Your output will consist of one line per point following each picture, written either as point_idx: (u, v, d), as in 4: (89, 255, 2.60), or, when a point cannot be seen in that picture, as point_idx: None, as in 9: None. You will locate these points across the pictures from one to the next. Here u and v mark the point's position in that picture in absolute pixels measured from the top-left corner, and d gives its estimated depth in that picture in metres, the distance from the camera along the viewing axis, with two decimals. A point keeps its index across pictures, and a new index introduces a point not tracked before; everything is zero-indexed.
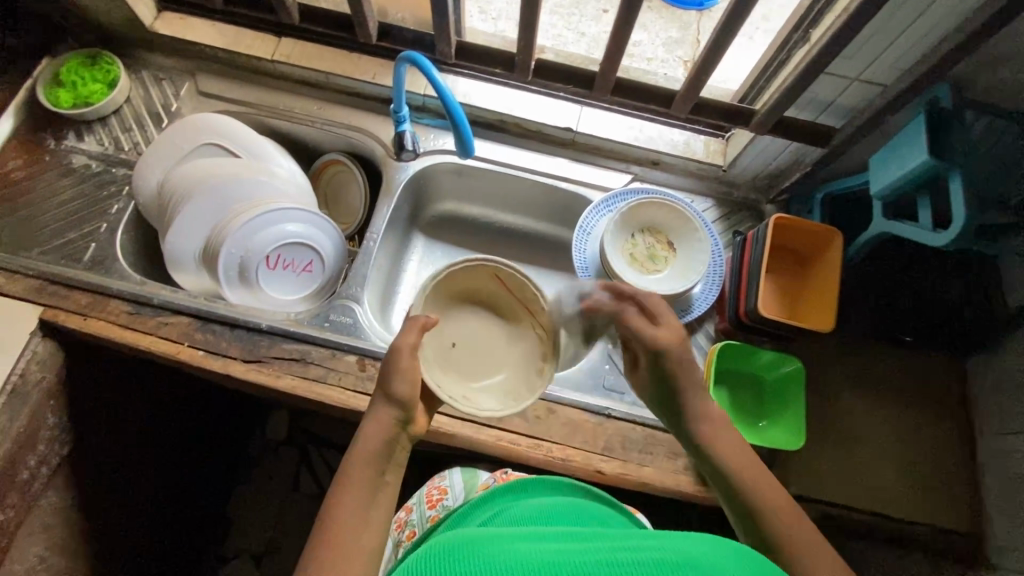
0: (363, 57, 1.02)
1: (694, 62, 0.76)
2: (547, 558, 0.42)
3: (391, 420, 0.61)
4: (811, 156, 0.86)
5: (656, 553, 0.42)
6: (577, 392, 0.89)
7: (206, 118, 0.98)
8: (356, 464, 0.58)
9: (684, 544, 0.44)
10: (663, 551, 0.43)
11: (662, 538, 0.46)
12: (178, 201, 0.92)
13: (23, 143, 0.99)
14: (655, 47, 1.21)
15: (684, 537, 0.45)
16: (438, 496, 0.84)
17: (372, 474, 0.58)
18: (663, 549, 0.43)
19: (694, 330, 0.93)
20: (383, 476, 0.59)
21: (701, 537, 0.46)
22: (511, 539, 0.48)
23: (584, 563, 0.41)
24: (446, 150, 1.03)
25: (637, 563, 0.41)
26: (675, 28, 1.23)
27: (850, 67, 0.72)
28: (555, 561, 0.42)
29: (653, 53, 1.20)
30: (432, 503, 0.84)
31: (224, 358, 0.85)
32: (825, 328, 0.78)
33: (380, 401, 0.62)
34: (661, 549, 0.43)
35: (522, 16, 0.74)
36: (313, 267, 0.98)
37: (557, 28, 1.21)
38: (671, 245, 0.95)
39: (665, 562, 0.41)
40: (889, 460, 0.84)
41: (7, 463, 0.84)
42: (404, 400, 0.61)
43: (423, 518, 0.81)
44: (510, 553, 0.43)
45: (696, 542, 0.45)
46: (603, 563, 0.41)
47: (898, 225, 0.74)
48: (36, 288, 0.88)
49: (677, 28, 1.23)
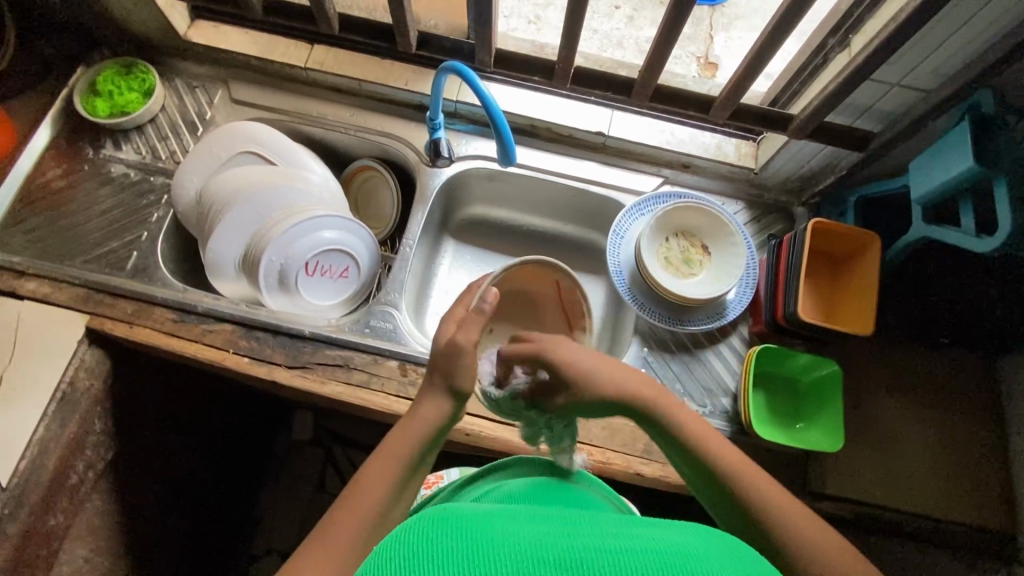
0: (396, 63, 1.03)
1: (739, 66, 0.76)
2: (536, 543, 0.43)
3: (444, 408, 0.67)
4: (846, 160, 0.87)
5: (646, 542, 0.43)
6: None
7: (243, 126, 0.99)
8: (402, 438, 0.65)
9: (673, 535, 0.45)
10: (653, 542, 0.43)
11: (654, 528, 0.46)
12: (218, 209, 0.93)
13: (61, 152, 1.00)
14: None
15: (672, 527, 0.46)
16: (436, 480, 0.91)
17: (407, 454, 0.64)
18: (654, 540, 0.43)
19: (728, 333, 0.94)
20: (417, 460, 0.65)
21: (688, 527, 0.46)
22: (504, 517, 0.48)
23: (573, 548, 0.42)
24: (480, 156, 1.04)
25: (627, 552, 0.41)
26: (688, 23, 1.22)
27: (891, 73, 0.73)
28: (544, 546, 0.42)
29: None
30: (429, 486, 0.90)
31: (269, 365, 0.87)
32: (863, 333, 0.79)
33: (439, 388, 0.68)
34: (651, 541, 0.43)
35: (566, 26, 0.75)
36: (349, 273, 1.00)
37: None
38: (706, 249, 0.96)
39: (656, 552, 0.41)
40: (928, 460, 0.85)
41: (58, 468, 0.85)
42: (460, 392, 0.68)
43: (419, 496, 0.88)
44: (505, 535, 0.44)
45: (686, 533, 0.45)
46: (593, 548, 0.42)
47: (939, 230, 0.74)
48: (82, 296, 0.90)
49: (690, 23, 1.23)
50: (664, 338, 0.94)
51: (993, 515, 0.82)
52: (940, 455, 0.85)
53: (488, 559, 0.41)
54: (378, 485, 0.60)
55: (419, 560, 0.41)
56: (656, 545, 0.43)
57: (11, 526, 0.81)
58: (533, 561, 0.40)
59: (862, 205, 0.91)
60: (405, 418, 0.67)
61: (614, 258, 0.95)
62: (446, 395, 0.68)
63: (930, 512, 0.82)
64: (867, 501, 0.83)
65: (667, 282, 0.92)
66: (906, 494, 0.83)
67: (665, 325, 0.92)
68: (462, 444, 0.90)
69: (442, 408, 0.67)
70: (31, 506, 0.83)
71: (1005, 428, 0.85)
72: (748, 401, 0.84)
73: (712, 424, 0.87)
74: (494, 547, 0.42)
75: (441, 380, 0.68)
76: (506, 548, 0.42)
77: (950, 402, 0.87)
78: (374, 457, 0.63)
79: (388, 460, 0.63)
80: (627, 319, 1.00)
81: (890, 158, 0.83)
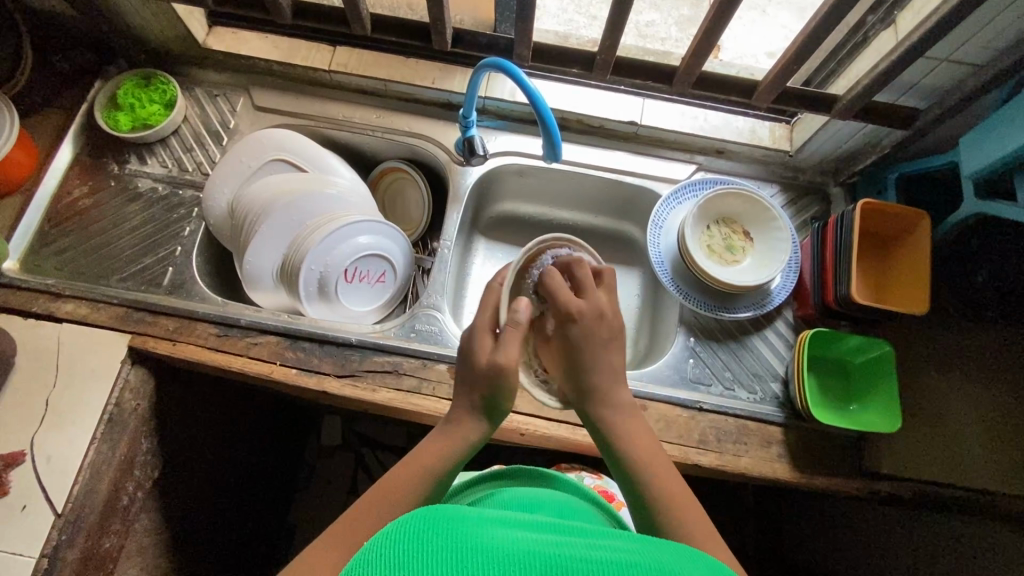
0: (421, 61, 1.01)
1: (783, 53, 0.77)
2: (523, 550, 0.41)
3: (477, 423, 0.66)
4: (889, 138, 0.86)
5: (633, 556, 0.41)
6: (663, 387, 0.89)
7: (271, 134, 0.97)
8: (436, 443, 0.64)
9: (656, 550, 0.43)
10: (636, 554, 0.42)
11: (638, 542, 0.45)
12: (253, 219, 0.91)
13: (86, 170, 0.98)
14: (668, 26, 1.19)
15: (659, 544, 0.45)
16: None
17: (443, 462, 0.62)
18: (637, 552, 0.42)
19: (773, 318, 0.93)
20: (448, 474, 0.63)
21: (673, 545, 0.45)
22: (491, 520, 0.47)
23: (557, 556, 0.41)
24: (512, 151, 1.02)
25: (610, 564, 0.40)
26: (687, 6, 1.21)
27: (942, 49, 0.71)
28: (528, 551, 0.41)
29: (666, 33, 1.18)
30: None
31: (318, 375, 0.86)
32: (919, 311, 0.78)
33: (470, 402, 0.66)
34: (634, 552, 0.42)
35: (610, 16, 0.74)
36: (385, 277, 0.99)
37: (568, 13, 1.18)
38: (747, 234, 0.95)
39: (639, 566, 0.40)
40: (987, 435, 0.84)
41: (111, 490, 0.85)
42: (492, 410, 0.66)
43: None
44: (493, 540, 0.42)
45: (673, 550, 0.44)
46: (579, 559, 0.41)
47: (992, 206, 0.74)
48: (121, 315, 0.89)
49: (689, 6, 1.21)
50: (709, 327, 0.93)
51: None
52: (992, 428, 0.85)
53: (468, 558, 0.40)
54: (411, 487, 0.59)
55: (402, 556, 0.40)
56: (639, 558, 0.41)
57: (69, 553, 0.79)
58: (515, 565, 0.40)
59: (902, 182, 0.90)
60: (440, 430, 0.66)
61: (655, 248, 0.94)
62: (483, 415, 0.66)
63: (988, 486, 0.82)
64: (923, 478, 0.83)
65: (713, 269, 0.92)
66: (962, 469, 0.83)
67: (712, 314, 0.92)
68: (513, 442, 0.89)
69: (479, 428, 0.65)
70: (88, 531, 0.82)
71: None
72: (804, 385, 0.84)
73: (764, 411, 0.87)
74: (477, 547, 0.41)
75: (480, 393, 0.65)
76: (490, 549, 0.41)
77: (1001, 374, 0.87)
78: (407, 460, 0.62)
79: (425, 466, 0.61)
80: (669, 309, 0.99)
81: (936, 134, 0.83)
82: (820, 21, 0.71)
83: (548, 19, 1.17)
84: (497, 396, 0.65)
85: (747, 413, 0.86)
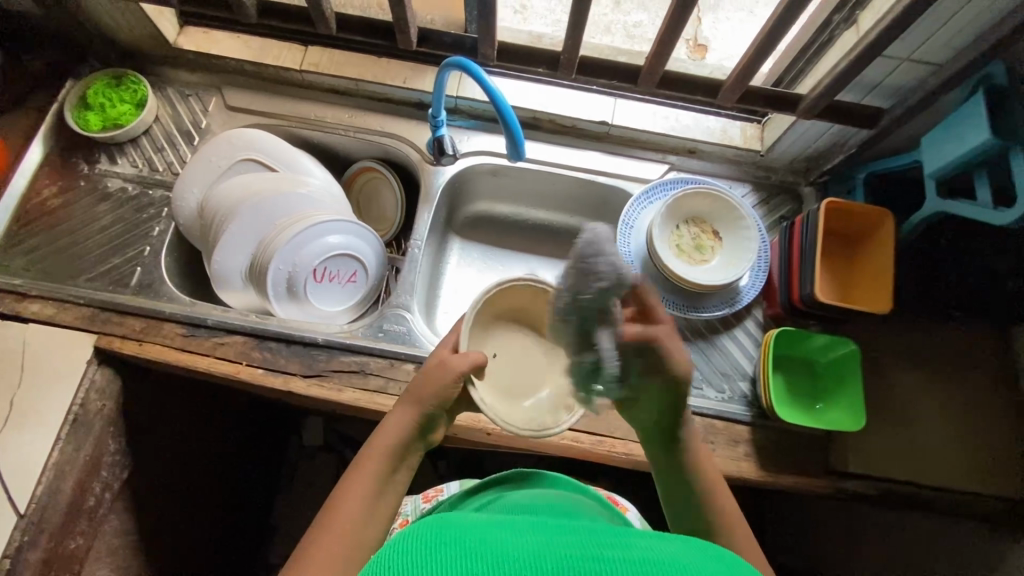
0: (393, 61, 1.01)
1: (745, 51, 0.77)
2: (536, 552, 0.41)
3: (411, 420, 0.65)
4: (855, 137, 0.86)
5: (645, 553, 0.41)
6: None
7: (241, 134, 0.97)
8: (376, 452, 0.63)
9: (664, 545, 0.43)
10: (646, 550, 0.42)
11: (646, 537, 0.45)
12: (222, 219, 0.91)
13: (56, 170, 0.98)
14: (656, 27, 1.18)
15: (672, 540, 0.44)
16: (434, 494, 0.88)
17: (387, 461, 0.63)
18: (647, 549, 0.42)
19: (743, 318, 0.94)
20: (393, 474, 0.63)
21: (684, 540, 0.45)
22: (496, 524, 0.47)
23: (565, 557, 0.41)
24: (483, 151, 1.02)
25: (620, 562, 0.40)
26: None
27: (901, 48, 0.72)
28: (541, 554, 0.41)
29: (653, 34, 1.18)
30: (428, 498, 0.87)
31: (284, 375, 0.86)
32: (883, 310, 0.79)
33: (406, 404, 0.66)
34: (644, 549, 0.42)
35: (572, 15, 0.74)
36: (357, 277, 0.98)
37: (554, 14, 1.17)
38: (717, 234, 0.95)
39: (650, 561, 0.40)
40: (952, 434, 0.84)
41: (76, 491, 0.84)
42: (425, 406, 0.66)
43: (417, 511, 0.85)
44: (504, 544, 0.42)
45: (682, 544, 0.44)
46: (590, 558, 0.41)
47: (953, 204, 0.74)
48: (88, 316, 0.89)
49: None
50: (679, 326, 0.93)
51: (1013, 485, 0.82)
52: (959, 428, 0.85)
53: (482, 564, 0.40)
54: (360, 490, 0.60)
55: (409, 564, 0.40)
56: (651, 554, 0.42)
57: (32, 553, 0.79)
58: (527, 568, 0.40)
59: (871, 182, 0.91)
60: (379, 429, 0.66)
61: (625, 247, 0.94)
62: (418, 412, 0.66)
63: (950, 485, 0.82)
64: (889, 478, 0.83)
65: (682, 268, 0.92)
66: (927, 468, 0.83)
67: (681, 314, 0.92)
68: (482, 442, 0.89)
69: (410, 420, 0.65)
70: (51, 532, 0.81)
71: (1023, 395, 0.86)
72: (769, 384, 0.84)
73: (733, 410, 0.87)
74: (488, 552, 0.41)
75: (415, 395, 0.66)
76: (501, 553, 0.41)
77: (969, 373, 0.87)
78: (352, 469, 0.62)
79: (369, 474, 0.61)
80: None
81: (899, 134, 0.83)
82: (778, 19, 0.70)
83: (534, 20, 1.16)
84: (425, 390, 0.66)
85: (715, 412, 0.86)
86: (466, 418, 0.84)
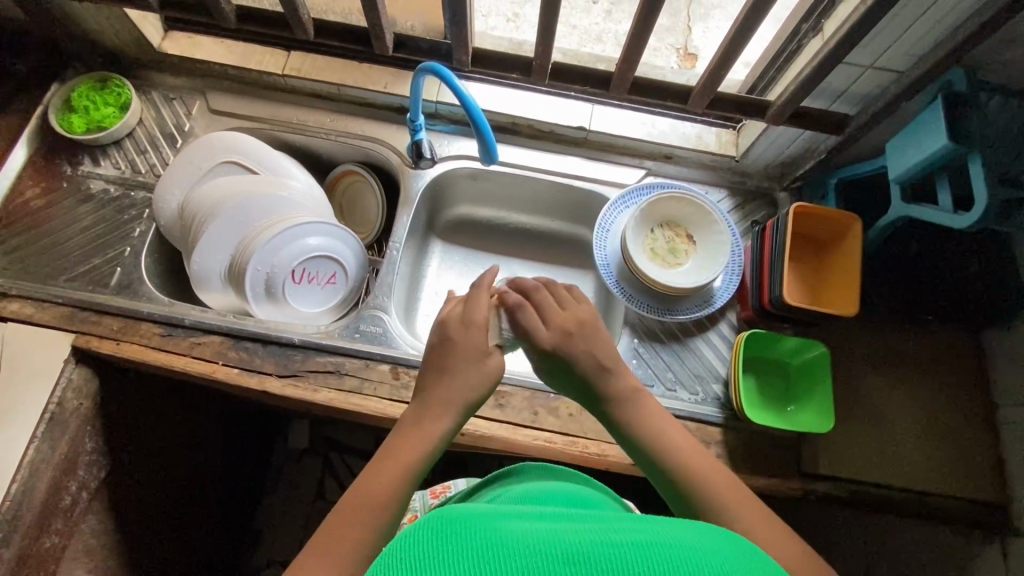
0: (373, 67, 1.02)
1: (714, 56, 0.78)
2: (544, 538, 0.41)
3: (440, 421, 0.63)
4: (824, 144, 0.88)
5: (652, 538, 0.41)
6: None
7: (221, 138, 0.98)
8: (400, 450, 0.60)
9: (674, 529, 0.43)
10: (653, 534, 0.42)
11: (655, 520, 0.45)
12: (202, 221, 0.93)
13: (38, 171, 0.99)
14: None
15: (678, 524, 0.44)
16: (442, 490, 0.88)
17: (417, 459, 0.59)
18: (653, 533, 0.42)
19: (717, 320, 0.95)
20: (418, 476, 0.59)
21: (692, 524, 0.44)
22: (502, 516, 0.46)
23: (578, 543, 0.40)
24: (463, 155, 1.03)
25: (634, 548, 0.39)
26: (665, 14, 1.21)
27: (864, 55, 0.73)
28: (548, 540, 0.40)
29: None
30: (435, 494, 0.87)
31: (260, 375, 0.87)
32: (849, 312, 0.80)
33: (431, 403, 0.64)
34: (652, 534, 0.42)
35: (542, 21, 0.76)
36: (336, 279, 0.99)
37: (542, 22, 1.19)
38: (691, 237, 0.97)
39: (662, 546, 0.40)
40: (922, 437, 0.85)
41: (51, 489, 0.84)
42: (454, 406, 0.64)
43: (424, 506, 0.85)
44: (511, 534, 0.41)
45: (691, 529, 0.43)
46: (598, 543, 0.40)
47: (915, 209, 0.76)
48: (67, 316, 0.90)
49: (668, 14, 1.21)
50: (653, 329, 0.94)
51: (982, 488, 0.82)
52: (928, 431, 0.86)
53: (489, 552, 0.39)
54: (383, 487, 0.56)
55: (420, 557, 0.39)
56: (657, 538, 0.41)
57: (6, 551, 0.79)
58: (535, 554, 0.39)
59: (842, 187, 0.92)
60: (404, 429, 0.62)
61: (600, 250, 0.95)
62: (449, 412, 0.63)
63: (920, 487, 0.83)
64: (861, 479, 0.84)
65: (655, 271, 0.93)
66: (897, 470, 0.84)
67: (655, 316, 0.93)
68: (457, 443, 0.90)
69: (447, 424, 0.63)
70: (25, 530, 0.82)
71: (994, 398, 0.86)
72: (739, 386, 0.85)
73: (705, 412, 0.88)
74: (495, 541, 0.40)
75: (455, 396, 0.64)
76: (508, 541, 0.40)
77: (940, 377, 0.88)
78: (375, 465, 0.58)
79: (393, 471, 0.57)
80: (617, 310, 1.00)
81: (867, 140, 0.85)
82: (742, 26, 0.72)
83: (520, 28, 1.18)
84: (463, 393, 0.64)
85: (687, 414, 0.87)
86: None
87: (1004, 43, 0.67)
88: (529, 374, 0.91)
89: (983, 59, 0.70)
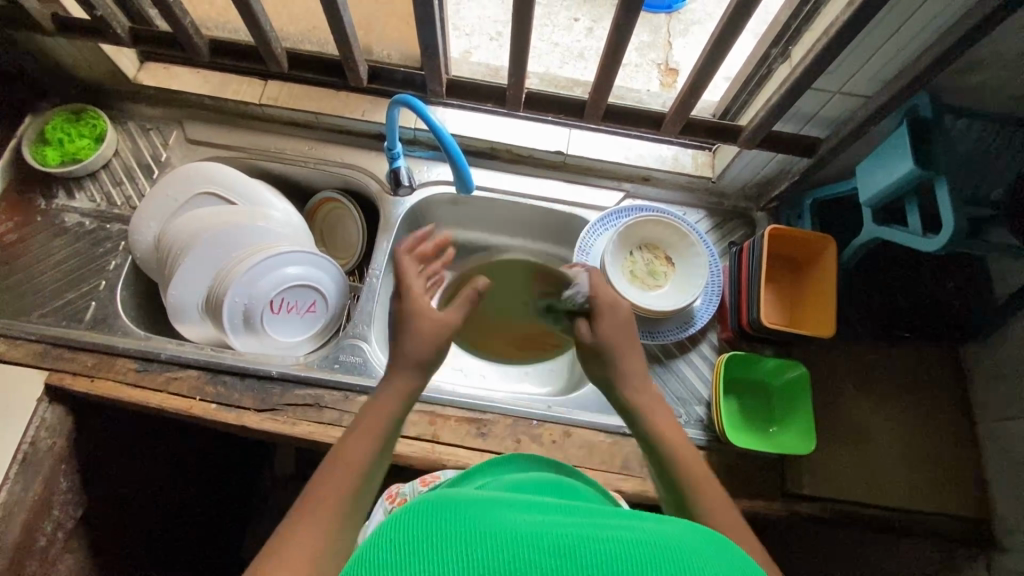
0: (350, 95, 1.03)
1: (684, 84, 0.80)
2: (530, 529, 0.38)
3: (408, 380, 0.66)
4: (796, 166, 0.89)
5: (642, 535, 0.38)
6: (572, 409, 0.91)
7: (197, 168, 0.98)
8: (373, 411, 0.63)
9: (667, 529, 0.40)
10: (644, 532, 0.39)
11: (651, 520, 0.42)
12: (178, 253, 0.92)
13: (11, 204, 0.97)
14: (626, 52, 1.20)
15: (670, 525, 0.41)
16: (433, 479, 0.80)
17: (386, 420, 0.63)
18: (645, 531, 0.39)
19: (698, 341, 0.95)
20: (392, 434, 0.63)
21: (685, 526, 0.41)
22: (491, 504, 0.43)
23: (567, 533, 0.38)
24: (441, 180, 1.03)
25: (624, 543, 0.37)
26: (646, 32, 1.22)
27: (831, 82, 0.75)
28: (534, 531, 0.38)
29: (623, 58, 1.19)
30: (426, 482, 0.80)
31: (237, 410, 0.86)
32: (824, 334, 0.81)
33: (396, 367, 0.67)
34: (644, 532, 0.39)
35: (514, 52, 0.77)
36: (316, 307, 0.98)
37: None
38: (670, 259, 0.97)
39: (650, 543, 0.37)
40: (905, 455, 0.86)
41: (23, 533, 0.82)
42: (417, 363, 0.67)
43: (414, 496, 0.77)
44: (496, 522, 0.39)
45: (684, 530, 0.41)
46: (587, 536, 0.37)
47: (886, 230, 0.77)
48: (39, 353, 0.88)
49: (648, 32, 1.22)
50: None
51: (966, 504, 0.83)
52: (911, 449, 0.86)
53: (472, 538, 0.36)
54: (362, 447, 0.58)
55: (403, 535, 0.37)
56: (648, 536, 0.38)
57: None
58: (519, 543, 0.36)
59: (817, 208, 0.93)
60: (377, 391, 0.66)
61: None
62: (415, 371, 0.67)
63: (906, 506, 0.83)
64: (846, 499, 0.83)
65: (634, 294, 0.94)
66: (882, 489, 0.84)
67: None
68: None
69: (411, 381, 0.66)
70: None
71: (974, 413, 0.87)
72: (720, 408, 0.85)
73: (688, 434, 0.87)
74: (477, 527, 0.38)
75: (410, 358, 0.67)
76: (492, 529, 0.38)
77: (920, 394, 0.89)
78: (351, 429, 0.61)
79: (369, 435, 0.60)
80: None
81: (839, 162, 0.86)
82: (708, 56, 0.74)
83: (502, 49, 1.19)
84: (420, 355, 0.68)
85: None
86: (421, 448, 0.84)
87: (963, 71, 0.69)
88: (511, 400, 0.90)
89: (944, 86, 0.72)
